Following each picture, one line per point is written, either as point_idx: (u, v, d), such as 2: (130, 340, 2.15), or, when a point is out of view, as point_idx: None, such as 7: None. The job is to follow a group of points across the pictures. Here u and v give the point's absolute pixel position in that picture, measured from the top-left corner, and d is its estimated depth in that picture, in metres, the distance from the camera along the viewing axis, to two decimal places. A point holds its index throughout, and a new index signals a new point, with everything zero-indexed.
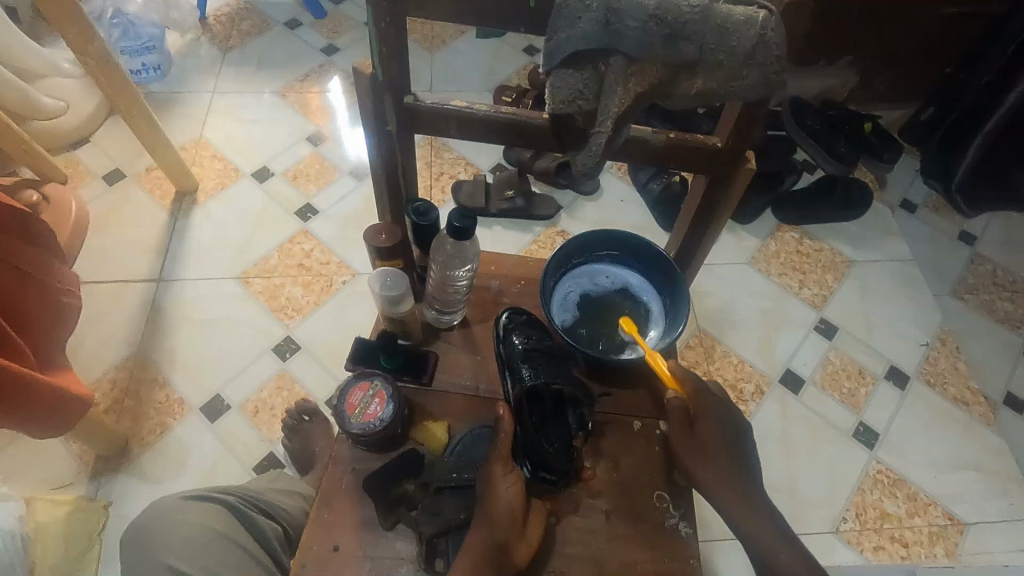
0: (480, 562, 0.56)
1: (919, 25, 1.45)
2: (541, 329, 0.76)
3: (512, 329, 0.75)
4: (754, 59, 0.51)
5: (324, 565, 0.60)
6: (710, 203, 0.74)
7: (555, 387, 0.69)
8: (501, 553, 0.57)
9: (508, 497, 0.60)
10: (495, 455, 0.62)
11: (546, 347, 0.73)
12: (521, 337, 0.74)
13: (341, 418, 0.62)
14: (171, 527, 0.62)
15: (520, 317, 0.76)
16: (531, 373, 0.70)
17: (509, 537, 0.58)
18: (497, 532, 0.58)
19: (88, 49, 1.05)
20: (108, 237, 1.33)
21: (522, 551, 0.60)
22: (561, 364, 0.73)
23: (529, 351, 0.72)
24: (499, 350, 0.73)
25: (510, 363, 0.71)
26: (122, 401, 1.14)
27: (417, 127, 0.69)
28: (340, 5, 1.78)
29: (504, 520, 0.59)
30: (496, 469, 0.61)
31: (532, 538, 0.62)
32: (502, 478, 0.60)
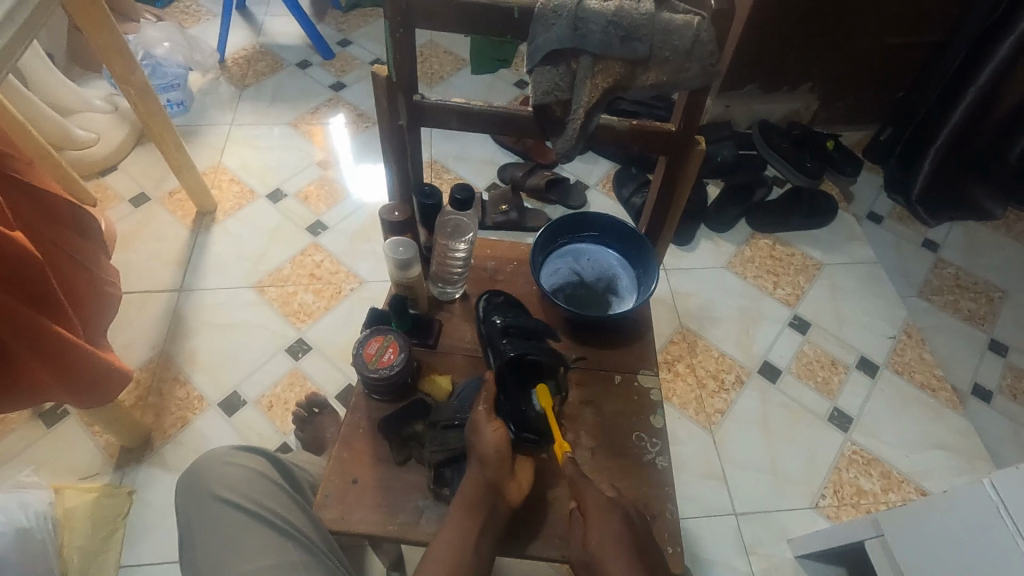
0: (474, 497, 0.66)
1: (869, 56, 1.61)
2: (518, 307, 0.86)
3: (493, 308, 0.85)
4: (694, 54, 0.65)
5: (345, 494, 0.72)
6: (671, 181, 0.89)
7: (530, 356, 0.78)
8: (491, 490, 0.67)
9: (494, 439, 0.69)
10: (480, 404, 0.72)
11: (521, 323, 0.82)
12: (500, 315, 0.83)
13: (360, 364, 0.76)
14: (221, 465, 0.73)
15: (498, 299, 0.87)
16: (511, 344, 0.79)
17: (499, 475, 0.68)
18: (488, 471, 0.68)
19: (131, 80, 1.20)
20: (134, 252, 1.44)
21: (515, 491, 0.70)
22: (538, 336, 0.82)
23: (507, 328, 0.82)
24: (482, 328, 0.84)
25: (491, 339, 0.81)
26: (146, 398, 1.22)
27: (425, 120, 0.83)
28: (347, 47, 1.95)
29: (493, 460, 0.69)
30: (481, 414, 0.71)
31: (521, 483, 0.71)
32: (484, 424, 0.70)
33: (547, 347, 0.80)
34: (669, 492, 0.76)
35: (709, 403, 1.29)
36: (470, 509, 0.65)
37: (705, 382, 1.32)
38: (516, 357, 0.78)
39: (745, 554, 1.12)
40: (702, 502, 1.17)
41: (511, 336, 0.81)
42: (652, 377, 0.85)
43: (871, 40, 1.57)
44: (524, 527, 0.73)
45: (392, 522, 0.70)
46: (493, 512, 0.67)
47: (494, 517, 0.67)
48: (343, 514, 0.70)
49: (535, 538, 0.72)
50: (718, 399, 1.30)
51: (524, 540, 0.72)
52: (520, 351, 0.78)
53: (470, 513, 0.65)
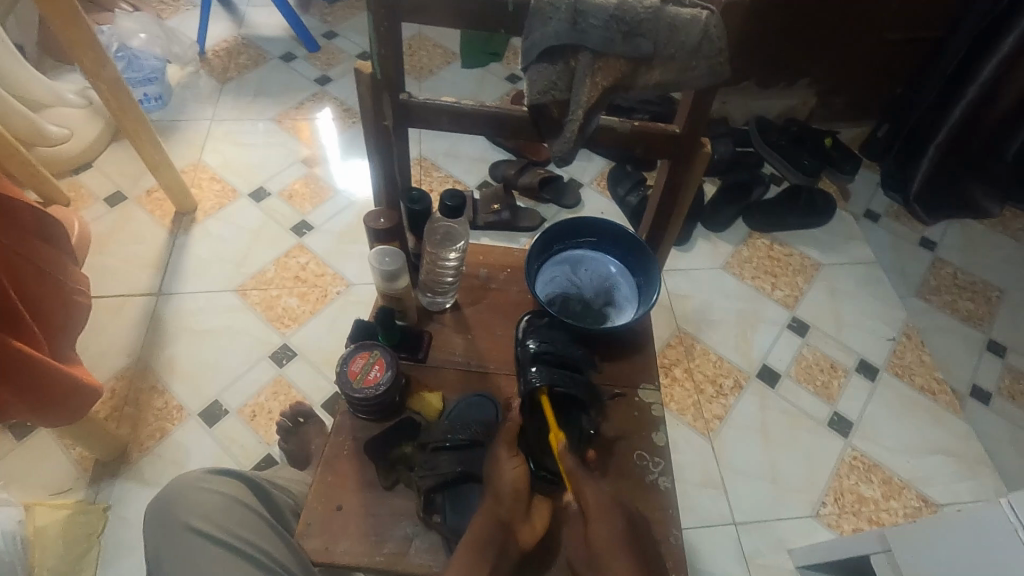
0: (482, 536, 0.63)
1: (866, 53, 1.57)
2: (560, 327, 0.80)
3: (530, 332, 0.79)
4: (701, 52, 0.62)
5: (328, 522, 0.68)
6: (673, 185, 0.85)
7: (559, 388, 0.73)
8: (502, 528, 0.64)
9: (512, 477, 0.66)
10: (501, 440, 0.69)
11: (563, 354, 0.76)
12: (536, 339, 0.78)
13: (345, 383, 0.72)
14: (194, 492, 0.70)
15: (540, 321, 0.81)
16: (539, 372, 0.73)
17: (513, 514, 0.65)
18: (502, 509, 0.65)
19: (101, 74, 1.13)
20: (109, 254, 1.37)
21: (527, 533, 0.66)
22: (574, 368, 0.76)
23: (539, 354, 0.76)
24: (517, 352, 0.79)
25: (522, 364, 0.76)
26: (122, 408, 1.17)
27: (411, 120, 0.79)
28: (333, 39, 1.89)
29: (507, 497, 0.66)
30: (502, 450, 0.68)
31: (537, 522, 0.67)
32: (506, 460, 0.67)
33: (582, 381, 0.75)
34: (672, 518, 0.74)
35: (707, 409, 1.26)
36: (478, 550, 0.61)
37: (703, 388, 1.28)
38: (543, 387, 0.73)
39: (744, 565, 1.10)
40: (701, 511, 1.14)
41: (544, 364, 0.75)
42: (653, 392, 0.82)
43: (870, 36, 1.53)
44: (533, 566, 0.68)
45: (379, 552, 0.67)
46: (501, 556, 0.63)
47: (501, 560, 0.63)
48: (327, 545, 0.67)
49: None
50: (716, 404, 1.26)
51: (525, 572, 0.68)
52: (548, 382, 0.72)
53: (477, 554, 0.61)
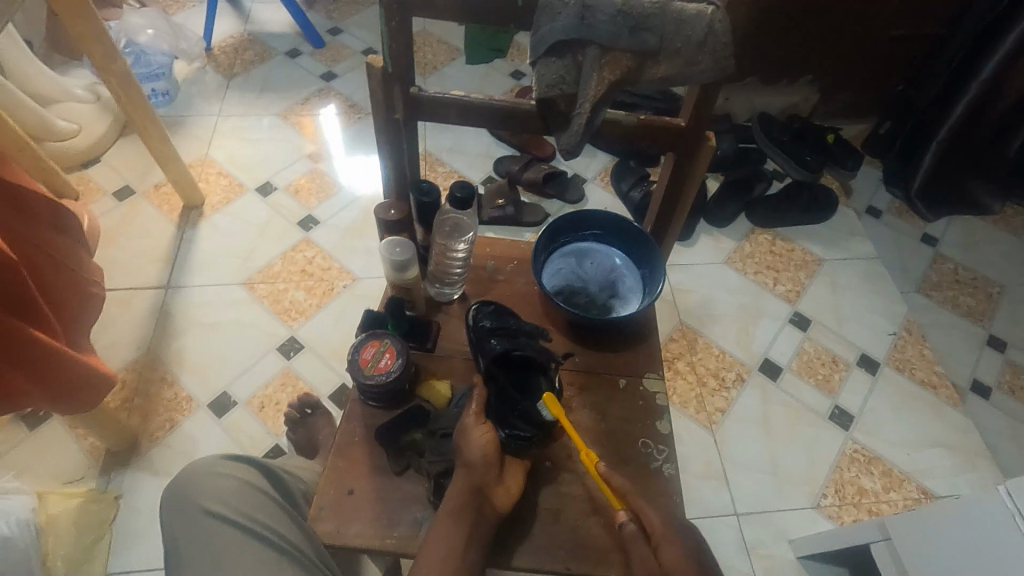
0: (462, 501, 0.65)
1: (868, 49, 1.58)
2: (508, 312, 0.83)
3: (481, 316, 0.81)
4: (706, 46, 0.63)
5: (340, 505, 0.70)
6: (678, 178, 0.87)
7: (517, 353, 0.76)
8: (479, 493, 0.66)
9: (481, 443, 0.69)
10: (469, 412, 0.72)
11: (509, 324, 0.80)
12: (489, 318, 0.81)
13: (357, 370, 0.74)
14: (209, 476, 0.71)
15: (488, 307, 0.82)
16: (498, 341, 0.77)
17: (487, 478, 0.67)
18: (475, 474, 0.67)
19: (112, 69, 1.15)
20: (118, 248, 1.39)
21: (502, 496, 0.69)
22: (529, 334, 0.80)
23: (495, 328, 0.79)
24: (471, 335, 0.81)
25: (479, 341, 0.79)
26: (133, 399, 1.19)
27: (421, 113, 0.80)
28: (338, 35, 1.90)
29: (479, 463, 0.68)
30: (470, 420, 0.71)
31: (510, 486, 0.71)
32: (473, 428, 0.70)
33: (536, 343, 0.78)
34: (677, 504, 0.75)
35: (709, 402, 1.27)
36: (459, 515, 0.64)
37: (705, 381, 1.30)
38: (504, 354, 0.76)
39: (746, 556, 1.11)
40: (703, 502, 1.16)
41: (499, 335, 0.78)
42: (658, 381, 0.84)
43: (873, 32, 1.53)
44: (513, 533, 0.72)
45: (390, 535, 0.69)
46: (481, 516, 0.65)
47: (482, 521, 0.65)
48: (339, 527, 0.69)
49: (523, 546, 0.72)
50: (718, 397, 1.28)
51: (538, 558, 0.71)
52: (506, 348, 0.76)
53: (459, 519, 0.63)
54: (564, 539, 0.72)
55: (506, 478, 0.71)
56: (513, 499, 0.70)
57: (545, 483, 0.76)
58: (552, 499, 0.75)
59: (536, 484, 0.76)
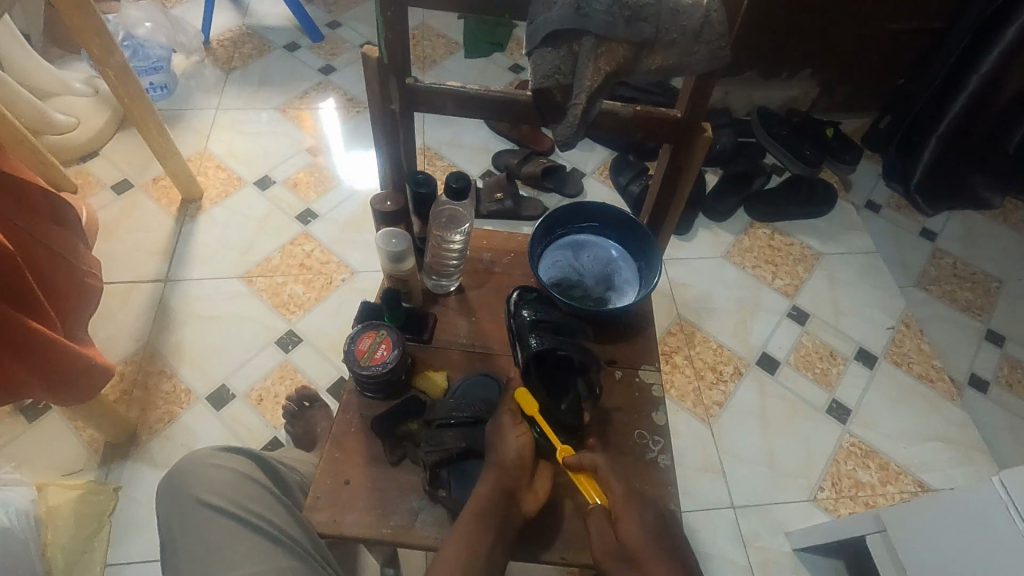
0: (489, 503, 0.66)
1: (868, 43, 1.57)
2: (549, 301, 0.85)
3: (523, 304, 0.83)
4: (702, 37, 0.63)
5: (337, 495, 0.71)
6: (674, 169, 0.87)
7: (560, 352, 0.77)
8: (509, 496, 0.67)
9: (517, 445, 0.70)
10: (507, 411, 0.73)
11: (552, 319, 0.81)
12: (530, 309, 0.82)
13: (352, 361, 0.74)
14: (205, 467, 0.72)
15: (530, 294, 0.85)
16: (540, 339, 0.77)
17: (519, 482, 0.69)
18: (508, 477, 0.69)
19: (109, 61, 1.14)
20: (116, 241, 1.39)
21: (529, 501, 0.69)
22: (569, 333, 0.81)
23: (537, 322, 0.80)
24: (512, 322, 0.83)
25: (521, 333, 0.80)
26: (131, 392, 1.19)
27: (417, 104, 0.80)
28: (337, 29, 1.89)
29: (513, 466, 0.70)
30: (507, 420, 0.72)
31: (538, 488, 0.71)
32: (510, 430, 0.71)
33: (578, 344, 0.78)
34: (673, 492, 0.75)
35: (707, 395, 1.27)
36: (485, 515, 0.65)
37: (703, 374, 1.30)
38: (545, 351, 0.77)
39: (743, 548, 1.11)
40: (699, 495, 1.16)
41: (541, 331, 0.79)
42: (653, 372, 0.84)
43: (873, 26, 1.52)
44: (531, 531, 0.72)
45: (386, 525, 0.69)
46: (508, 518, 0.66)
47: (506, 525, 0.66)
48: (335, 517, 0.69)
49: (547, 548, 0.71)
50: (716, 390, 1.28)
51: (538, 551, 0.71)
52: (549, 346, 0.77)
53: (485, 519, 0.65)
54: (563, 532, 0.72)
55: (536, 480, 0.72)
56: (541, 503, 0.71)
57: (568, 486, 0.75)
58: (554, 492, 0.75)
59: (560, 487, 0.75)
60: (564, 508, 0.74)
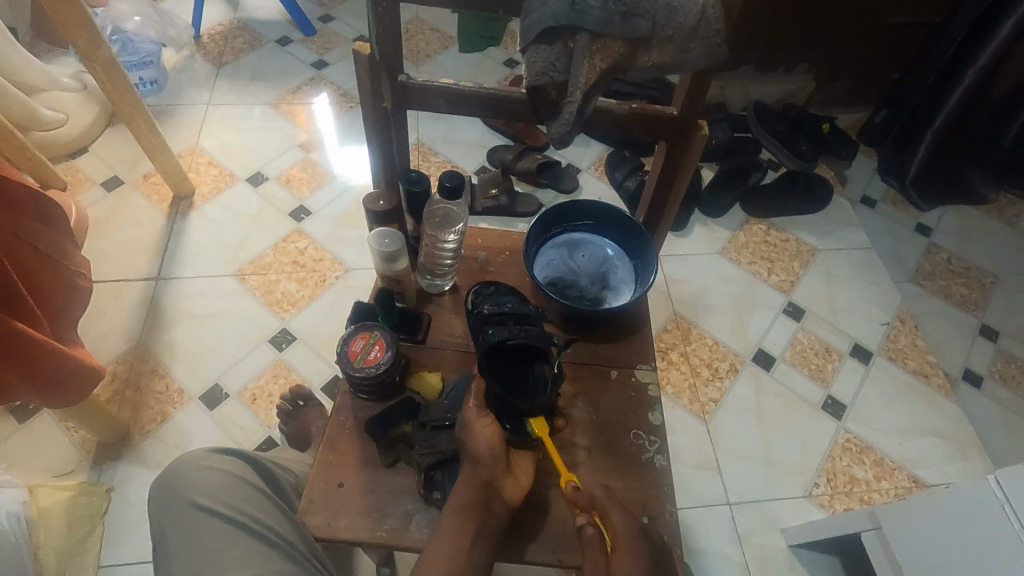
0: (470, 498, 0.65)
1: (864, 38, 1.56)
2: (509, 293, 0.82)
3: (481, 299, 0.81)
4: (699, 33, 0.63)
5: (331, 498, 0.70)
6: (671, 167, 0.86)
7: (511, 342, 0.73)
8: (488, 487, 0.66)
9: (486, 436, 0.68)
10: (470, 405, 0.71)
11: (510, 309, 0.78)
12: (487, 304, 0.79)
13: (346, 363, 0.74)
14: (197, 469, 0.71)
15: (488, 289, 0.83)
16: (495, 331, 0.74)
17: (494, 471, 0.67)
18: (483, 468, 0.67)
19: (97, 56, 1.12)
20: (107, 239, 1.37)
21: (511, 488, 0.69)
22: (529, 321, 0.77)
23: (491, 316, 0.77)
24: (471, 319, 0.80)
25: (477, 328, 0.77)
26: (123, 391, 1.18)
27: (410, 102, 0.79)
28: (329, 23, 1.87)
29: (487, 457, 0.68)
30: (471, 414, 0.70)
31: (519, 480, 0.70)
32: (477, 422, 0.69)
33: (531, 329, 0.75)
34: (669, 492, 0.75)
35: (703, 392, 1.27)
36: (465, 513, 0.64)
37: (698, 371, 1.30)
38: (498, 344, 0.74)
39: (739, 545, 1.12)
40: (695, 491, 1.16)
41: (496, 324, 0.76)
42: (649, 372, 0.84)
43: (870, 20, 1.51)
44: (522, 530, 0.72)
45: (381, 527, 0.69)
46: (489, 512, 0.65)
47: (488, 517, 0.65)
48: (329, 520, 0.69)
49: (533, 539, 0.72)
50: (712, 387, 1.28)
51: (528, 547, 0.71)
52: (501, 338, 0.73)
53: (465, 516, 0.63)
54: (550, 528, 0.73)
55: (517, 471, 0.71)
56: (523, 492, 0.70)
57: (550, 478, 0.75)
58: (550, 492, 0.75)
59: (542, 480, 0.75)
60: (550, 500, 0.74)
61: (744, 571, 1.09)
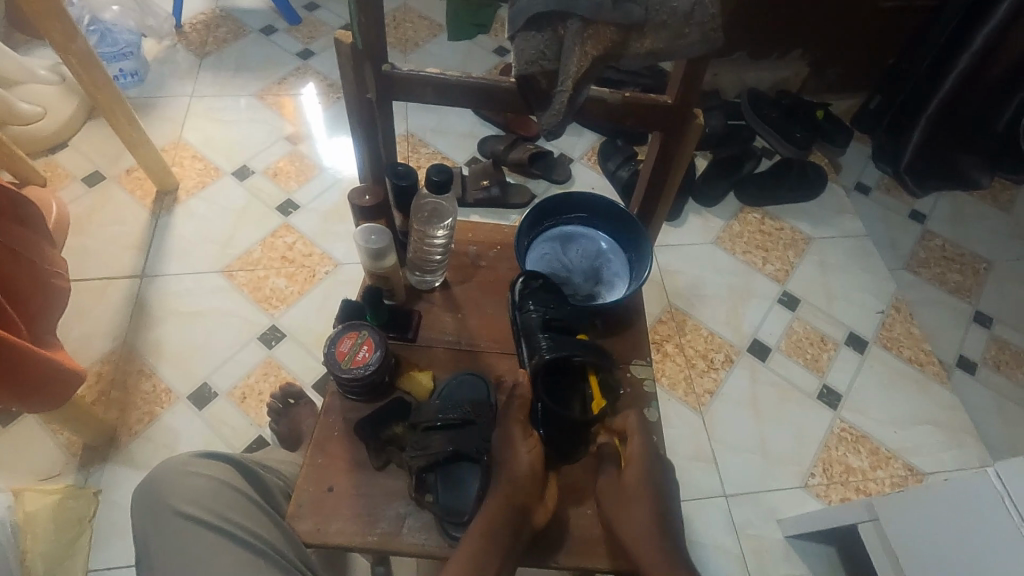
0: (499, 519, 0.64)
1: (859, 22, 1.54)
2: (555, 290, 0.82)
3: (527, 295, 0.80)
4: (694, 18, 0.60)
5: (319, 503, 0.69)
6: (665, 158, 0.84)
7: (575, 358, 0.74)
8: (523, 510, 0.65)
9: (527, 457, 0.68)
10: (514, 419, 0.71)
11: (563, 317, 0.78)
12: (538, 308, 0.78)
13: (333, 363, 0.72)
14: (180, 476, 0.69)
15: (536, 281, 0.82)
16: (551, 344, 0.74)
17: (529, 494, 0.67)
18: (518, 489, 0.66)
19: (71, 47, 1.08)
20: (89, 236, 1.34)
21: (542, 510, 0.68)
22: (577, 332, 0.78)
23: (547, 322, 0.78)
24: (517, 318, 0.79)
25: (528, 333, 0.77)
26: (109, 392, 1.16)
27: (396, 94, 0.77)
28: (315, 11, 1.83)
29: (523, 478, 0.67)
30: (516, 432, 0.70)
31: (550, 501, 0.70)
32: (520, 443, 0.68)
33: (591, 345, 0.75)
34: (677, 496, 0.74)
35: (698, 383, 1.26)
36: (493, 535, 0.63)
37: (694, 362, 1.29)
38: (554, 359, 0.74)
39: (735, 537, 1.11)
40: (690, 483, 1.15)
41: (556, 333, 0.76)
42: (645, 367, 0.83)
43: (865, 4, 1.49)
44: (543, 545, 0.71)
45: (371, 532, 0.68)
46: (520, 534, 0.65)
47: (518, 539, 0.64)
48: (318, 525, 0.68)
49: (555, 555, 0.71)
50: (707, 379, 1.27)
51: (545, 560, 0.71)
52: (559, 353, 0.73)
53: (494, 540, 0.63)
54: (567, 542, 0.72)
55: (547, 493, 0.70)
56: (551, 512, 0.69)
57: (571, 489, 0.75)
58: (570, 503, 0.74)
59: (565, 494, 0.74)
60: (569, 514, 0.73)
61: (741, 563, 1.09)
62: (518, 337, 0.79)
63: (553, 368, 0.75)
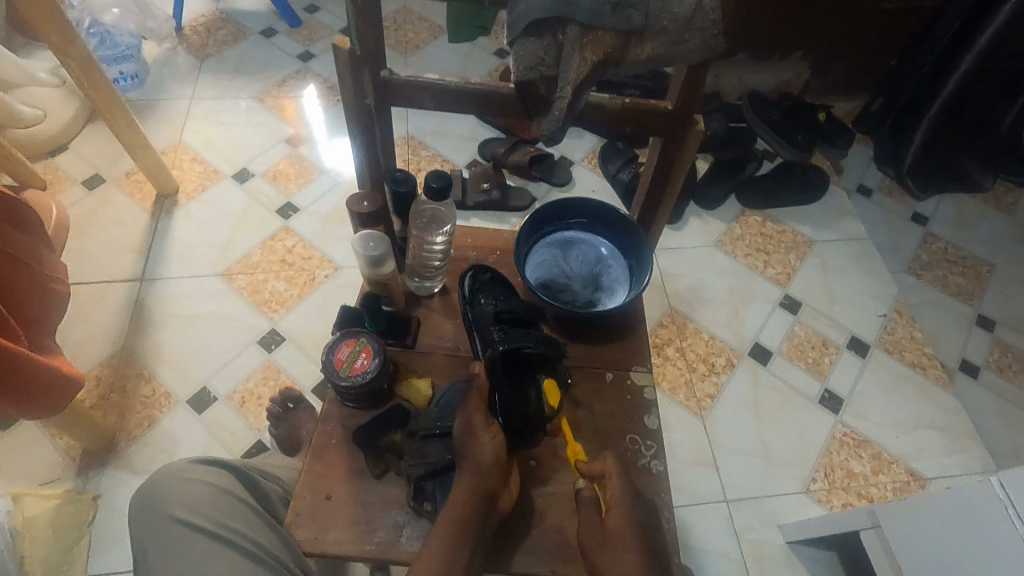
0: (466, 508, 0.63)
1: (860, 25, 1.53)
2: (506, 285, 0.83)
3: (479, 289, 0.81)
4: (694, 24, 0.60)
5: (317, 511, 0.68)
6: (666, 163, 0.84)
7: (527, 351, 0.74)
8: (489, 499, 0.65)
9: (492, 446, 0.67)
10: (474, 409, 0.69)
11: (515, 310, 0.78)
12: (490, 300, 0.79)
13: (331, 371, 0.72)
14: (177, 483, 0.69)
15: (484, 275, 0.83)
16: (505, 337, 0.74)
17: (496, 483, 0.66)
18: (487, 479, 0.65)
19: (70, 50, 1.08)
20: (88, 240, 1.34)
21: (506, 498, 0.68)
22: (529, 324, 0.78)
23: (501, 315, 0.78)
24: (467, 312, 0.80)
25: (481, 325, 0.77)
26: (108, 396, 1.15)
27: (394, 99, 0.77)
28: (315, 13, 1.83)
29: (491, 467, 0.66)
30: (479, 421, 0.68)
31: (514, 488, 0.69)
32: (484, 431, 0.67)
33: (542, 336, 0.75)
34: (662, 498, 0.74)
35: (699, 387, 1.26)
36: (459, 524, 0.62)
37: (694, 366, 1.28)
38: (510, 350, 0.74)
39: (736, 542, 1.11)
40: (691, 488, 1.15)
41: (506, 325, 0.76)
42: (644, 374, 0.82)
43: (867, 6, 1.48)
44: (508, 535, 0.71)
45: (370, 541, 0.67)
46: (485, 522, 0.64)
47: (483, 528, 0.64)
48: (317, 534, 0.67)
49: (519, 547, 0.70)
50: (708, 383, 1.27)
51: (511, 551, 0.70)
52: (513, 344, 0.73)
53: (460, 528, 0.62)
54: (534, 534, 0.71)
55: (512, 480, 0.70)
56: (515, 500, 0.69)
57: (539, 480, 0.74)
58: (539, 494, 0.73)
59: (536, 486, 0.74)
60: (537, 505, 0.73)
61: (742, 568, 1.09)
62: (467, 329, 0.80)
63: (507, 360, 0.75)
